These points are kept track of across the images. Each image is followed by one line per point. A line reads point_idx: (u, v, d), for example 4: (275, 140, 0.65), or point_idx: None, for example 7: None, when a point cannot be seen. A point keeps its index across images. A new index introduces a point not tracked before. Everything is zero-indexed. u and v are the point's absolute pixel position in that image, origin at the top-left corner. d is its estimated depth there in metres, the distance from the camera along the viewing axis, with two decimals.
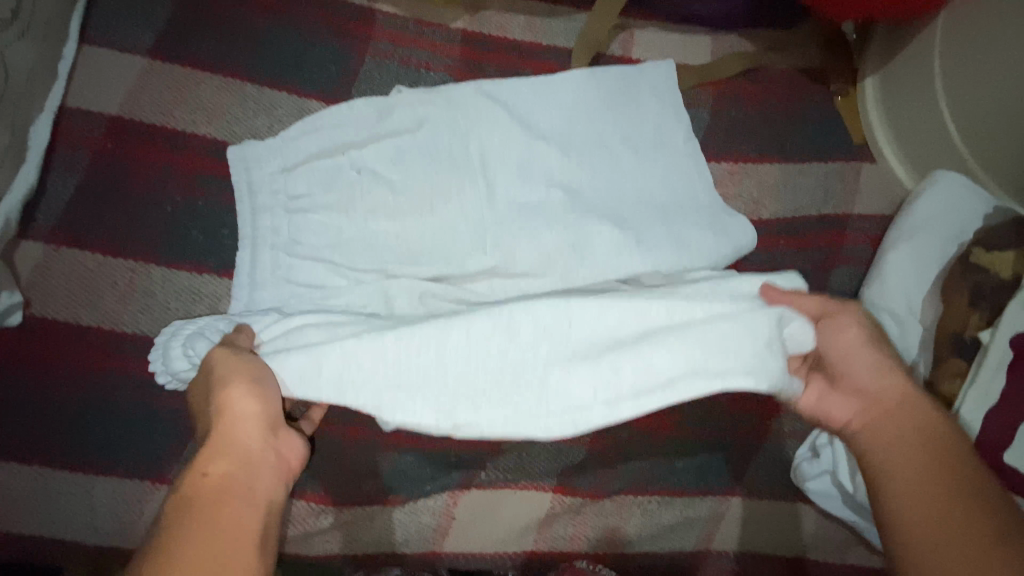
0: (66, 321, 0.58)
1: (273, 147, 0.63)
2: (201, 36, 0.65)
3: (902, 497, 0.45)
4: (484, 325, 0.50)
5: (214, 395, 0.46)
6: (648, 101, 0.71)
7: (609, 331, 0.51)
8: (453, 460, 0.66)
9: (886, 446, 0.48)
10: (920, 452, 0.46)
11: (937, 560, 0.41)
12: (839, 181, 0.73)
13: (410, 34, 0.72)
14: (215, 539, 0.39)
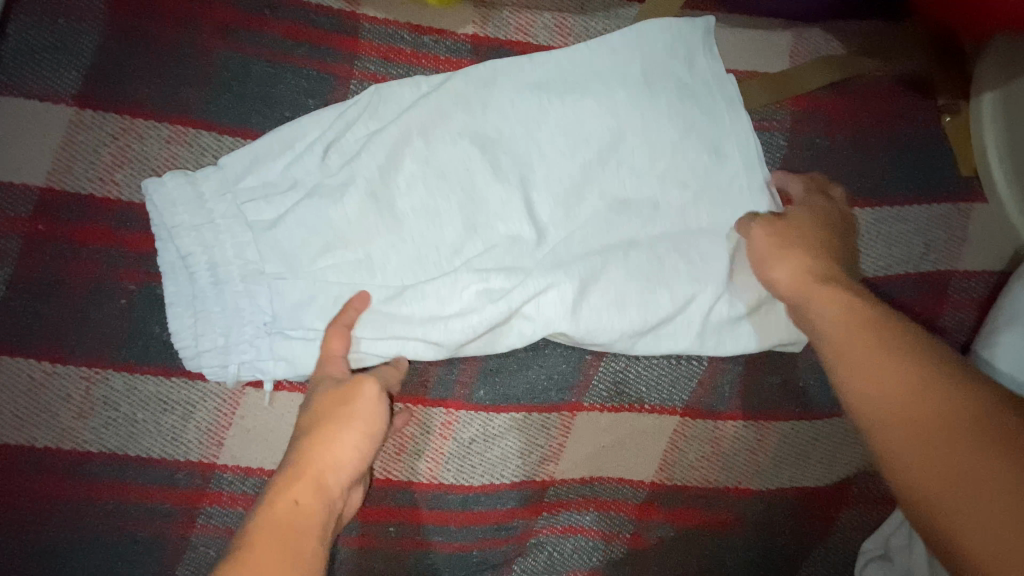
0: (15, 445, 0.49)
1: (228, 208, 0.50)
2: (141, 71, 0.51)
3: (905, 432, 0.35)
4: (447, 172, 0.52)
5: (354, 393, 0.44)
6: (706, 116, 0.55)
7: (567, 168, 0.54)
8: (475, 561, 0.59)
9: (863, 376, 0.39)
10: (906, 376, 0.37)
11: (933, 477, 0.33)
12: (943, 228, 0.59)
13: (407, 46, 0.56)
14: (282, 552, 0.36)
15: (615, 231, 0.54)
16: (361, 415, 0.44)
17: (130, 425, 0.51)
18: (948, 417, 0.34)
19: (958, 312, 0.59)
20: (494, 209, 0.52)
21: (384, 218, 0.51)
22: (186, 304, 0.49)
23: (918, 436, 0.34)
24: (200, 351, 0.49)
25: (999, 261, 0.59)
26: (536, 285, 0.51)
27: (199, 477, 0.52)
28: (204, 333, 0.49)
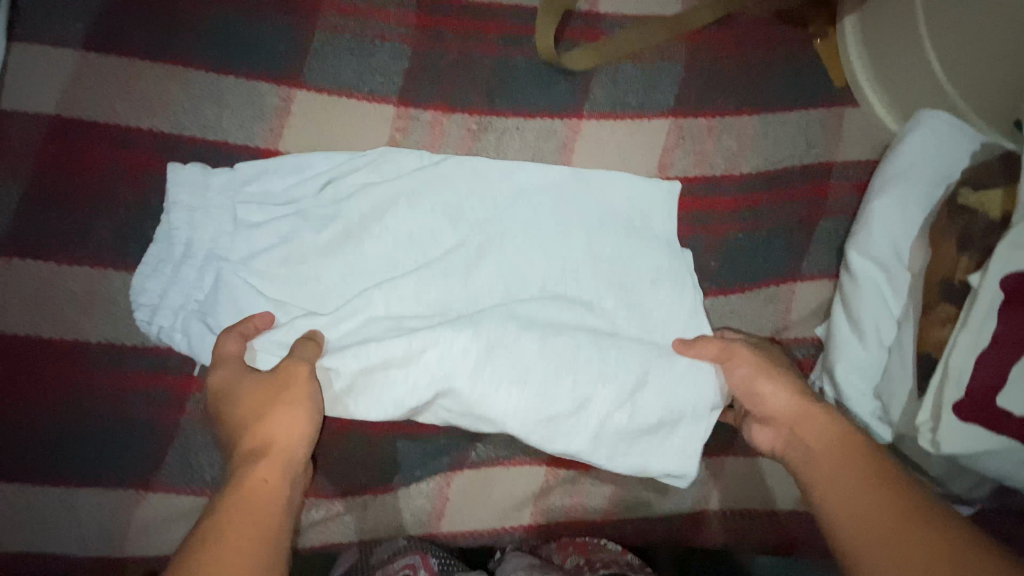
0: (25, 336, 0.56)
1: (224, 202, 0.59)
2: (138, 26, 0.62)
3: (856, 525, 0.44)
4: (416, 241, 0.61)
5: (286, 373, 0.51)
6: (644, 248, 0.64)
7: (518, 259, 0.62)
8: (443, 443, 0.65)
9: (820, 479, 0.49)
10: (855, 484, 0.47)
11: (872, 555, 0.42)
12: (818, 130, 0.70)
13: (361, 4, 0.67)
14: (247, 525, 0.40)
15: (541, 325, 0.60)
16: (297, 396, 0.50)
17: (126, 317, 0.58)
18: (888, 510, 0.43)
19: (843, 196, 0.69)
20: (443, 256, 0.61)
21: (347, 256, 0.60)
22: (161, 262, 0.58)
23: (862, 506, 0.45)
24: (158, 313, 0.57)
25: (872, 151, 0.70)
26: (442, 327, 0.58)
27: (189, 364, 0.58)
28: (175, 292, 0.57)
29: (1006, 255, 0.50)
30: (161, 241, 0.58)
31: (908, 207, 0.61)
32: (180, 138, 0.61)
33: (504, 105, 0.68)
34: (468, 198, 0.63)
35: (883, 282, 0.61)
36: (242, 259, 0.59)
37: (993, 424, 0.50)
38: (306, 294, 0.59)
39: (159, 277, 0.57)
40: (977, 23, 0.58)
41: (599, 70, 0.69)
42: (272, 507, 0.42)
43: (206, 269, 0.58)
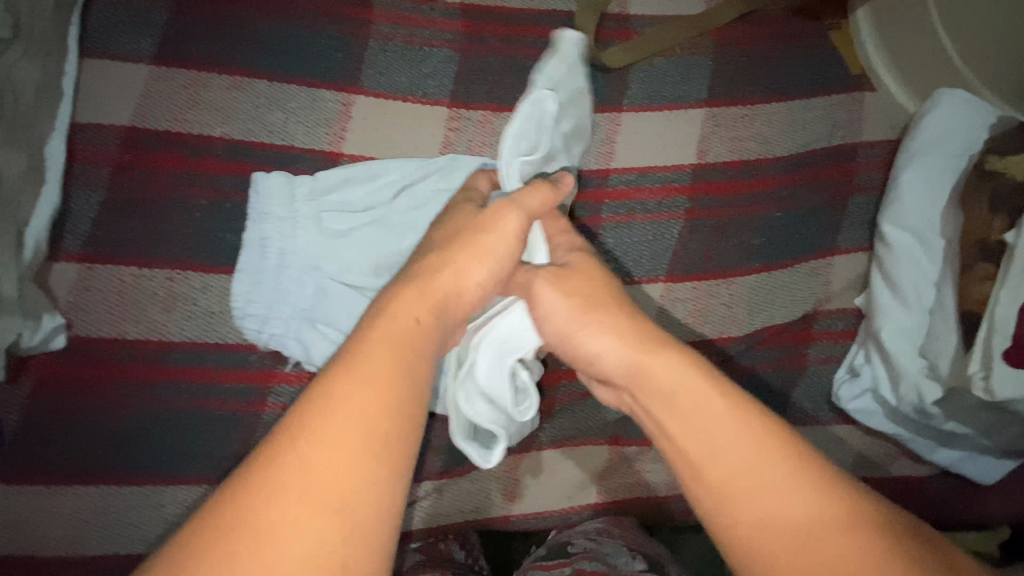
0: (111, 339, 0.58)
1: (311, 210, 0.60)
2: (202, 40, 0.65)
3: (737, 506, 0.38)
4: None
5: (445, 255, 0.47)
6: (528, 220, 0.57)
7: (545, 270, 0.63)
8: None
9: (696, 439, 0.42)
10: (738, 436, 0.40)
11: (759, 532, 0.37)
12: (843, 113, 0.74)
13: (410, 15, 0.71)
14: (351, 418, 0.34)
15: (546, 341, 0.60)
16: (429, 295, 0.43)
17: (207, 316, 0.60)
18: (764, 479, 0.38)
19: (870, 174, 0.73)
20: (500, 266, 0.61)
21: None
22: (251, 275, 0.59)
23: (749, 477, 0.39)
24: (270, 322, 0.59)
25: (893, 131, 0.74)
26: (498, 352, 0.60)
27: (269, 360, 0.61)
28: (271, 309, 0.60)
29: None
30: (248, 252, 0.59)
31: (934, 179, 0.66)
32: (247, 143, 0.63)
33: None
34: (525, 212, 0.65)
35: (918, 250, 0.65)
36: (337, 270, 0.61)
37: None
38: None
39: (258, 288, 0.60)
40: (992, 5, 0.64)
41: (635, 65, 0.73)
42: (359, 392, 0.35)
43: (302, 290, 0.60)
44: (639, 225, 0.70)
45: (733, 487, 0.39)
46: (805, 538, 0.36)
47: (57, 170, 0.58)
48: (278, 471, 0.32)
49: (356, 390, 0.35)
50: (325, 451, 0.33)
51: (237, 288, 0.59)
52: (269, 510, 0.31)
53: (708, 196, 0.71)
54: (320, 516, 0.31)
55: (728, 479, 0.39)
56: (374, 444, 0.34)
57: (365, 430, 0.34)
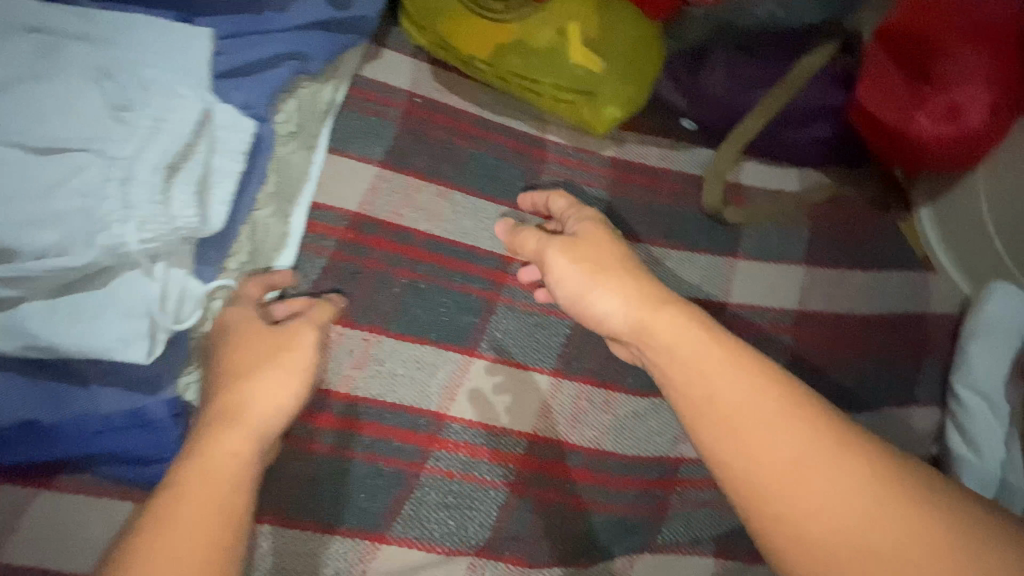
0: (312, 386, 0.66)
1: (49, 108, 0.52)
2: (419, 154, 0.80)
3: (784, 472, 0.44)
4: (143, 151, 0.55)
5: (226, 445, 0.49)
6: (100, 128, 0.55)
7: None
8: (631, 524, 0.72)
9: (730, 416, 0.47)
10: (767, 401, 0.46)
11: (807, 500, 0.42)
12: (915, 289, 0.89)
13: (574, 159, 0.88)
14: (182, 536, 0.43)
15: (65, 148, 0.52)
16: (246, 404, 0.52)
17: (391, 376, 0.69)
18: (806, 445, 0.44)
19: (937, 341, 0.87)
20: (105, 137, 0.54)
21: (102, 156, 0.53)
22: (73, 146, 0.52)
23: (768, 439, 0.45)
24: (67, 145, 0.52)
25: (955, 309, 0.89)
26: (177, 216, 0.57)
27: (436, 425, 0.69)
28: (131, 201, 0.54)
29: None
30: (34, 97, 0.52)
31: (996, 354, 0.80)
32: (445, 240, 0.76)
33: (676, 242, 0.87)
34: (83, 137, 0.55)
35: (988, 411, 0.77)
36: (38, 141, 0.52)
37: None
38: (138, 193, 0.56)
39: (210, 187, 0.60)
40: None
41: (749, 224, 0.89)
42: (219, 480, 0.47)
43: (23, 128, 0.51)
44: None
45: (737, 416, 0.46)
46: (792, 471, 0.43)
47: (297, 240, 0.69)
48: (170, 519, 0.44)
49: (231, 441, 0.49)
50: (188, 495, 0.45)
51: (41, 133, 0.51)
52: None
53: (808, 339, 0.84)
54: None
55: (751, 465, 0.45)
56: (210, 520, 0.44)
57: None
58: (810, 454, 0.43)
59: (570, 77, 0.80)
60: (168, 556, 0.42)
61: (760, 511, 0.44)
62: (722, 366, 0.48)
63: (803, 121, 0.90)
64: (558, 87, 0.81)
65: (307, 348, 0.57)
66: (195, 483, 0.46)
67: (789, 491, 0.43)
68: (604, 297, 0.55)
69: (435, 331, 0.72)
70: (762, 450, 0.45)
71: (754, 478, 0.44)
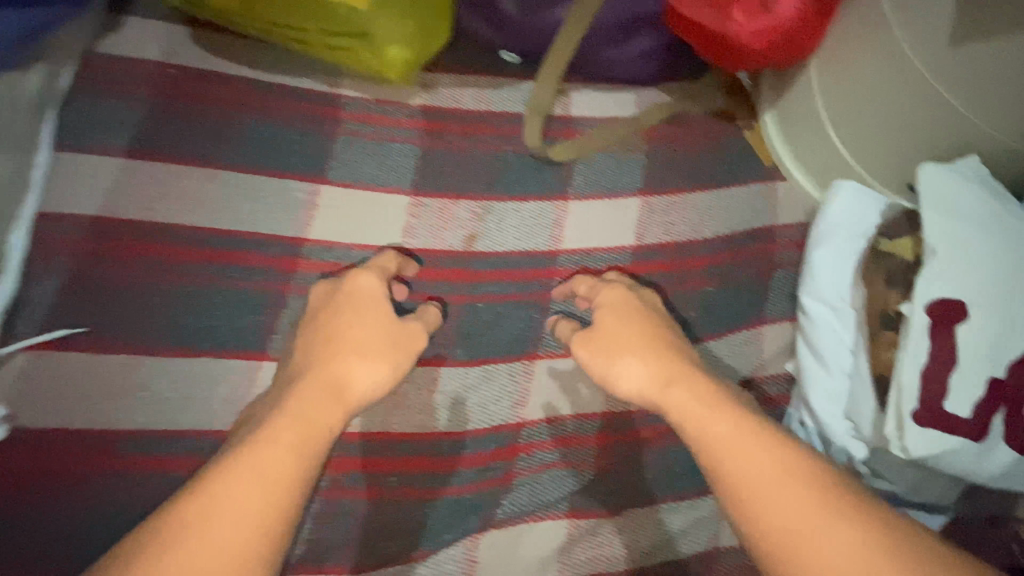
0: (67, 425, 0.61)
1: None
2: (178, 137, 0.70)
3: (736, 466, 0.52)
4: None
5: (258, 450, 0.51)
6: None
7: None
8: (470, 505, 0.68)
9: (704, 427, 0.56)
10: (722, 412, 0.56)
11: (754, 492, 0.50)
12: (762, 200, 0.84)
13: (376, 113, 0.78)
14: (193, 554, 0.44)
15: None
16: (336, 397, 0.57)
17: (161, 398, 0.64)
18: (737, 444, 0.53)
19: (787, 252, 0.83)
20: None
21: None
22: None
23: (727, 437, 0.54)
24: None
25: (804, 215, 0.85)
26: None
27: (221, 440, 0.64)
28: None
29: (924, 289, 0.62)
30: None
31: (842, 258, 0.74)
32: (216, 231, 0.68)
33: (502, 191, 0.79)
34: None
35: (834, 319, 0.73)
36: None
37: (947, 427, 0.59)
38: None
39: None
40: (878, 119, 0.73)
41: (577, 159, 0.83)
42: (247, 477, 0.49)
43: None
44: (588, 301, 0.77)
45: (724, 446, 0.54)
46: (783, 469, 0.51)
47: (18, 267, 0.62)
48: (240, 468, 0.49)
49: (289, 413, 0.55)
50: (269, 453, 0.50)
51: None
52: (221, 518, 0.46)
53: (648, 275, 0.79)
54: (196, 519, 0.45)
55: (736, 473, 0.52)
56: (298, 475, 0.50)
57: (260, 517, 0.47)
58: (743, 438, 0.54)
59: (334, 18, 0.69)
60: (227, 496, 0.47)
61: (738, 507, 0.51)
62: (722, 415, 0.56)
63: (623, 34, 0.81)
64: (325, 32, 0.70)
65: (405, 326, 0.65)
66: (281, 447, 0.51)
67: (740, 476, 0.52)
68: (629, 365, 0.63)
69: (209, 336, 0.66)
70: (734, 455, 0.53)
71: (745, 476, 0.51)
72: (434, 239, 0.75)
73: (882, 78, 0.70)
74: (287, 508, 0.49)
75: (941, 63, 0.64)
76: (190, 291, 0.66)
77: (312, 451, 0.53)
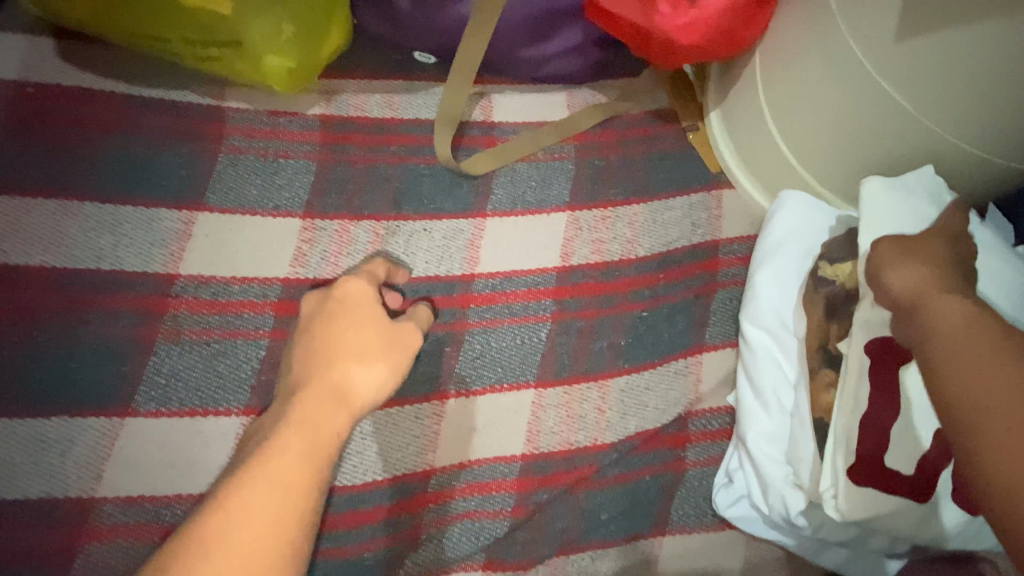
0: None
1: None
2: (29, 162, 0.61)
3: (977, 369, 0.47)
4: None
5: (251, 470, 0.46)
6: None
7: None
8: (369, 562, 0.63)
9: (940, 335, 0.51)
10: (961, 330, 0.50)
11: (990, 397, 0.45)
12: (704, 213, 0.77)
13: (265, 126, 0.69)
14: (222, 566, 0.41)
15: None
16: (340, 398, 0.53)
17: (7, 466, 0.54)
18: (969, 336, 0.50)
19: (732, 269, 0.75)
20: None
21: None
22: None
23: (974, 348, 0.48)
24: None
25: (752, 227, 0.77)
26: None
27: (78, 512, 0.54)
28: None
29: None
30: None
31: (785, 280, 0.67)
32: (72, 270, 0.59)
33: (411, 210, 0.71)
34: None
35: (776, 350, 0.65)
36: None
37: (887, 485, 0.55)
38: None
39: None
40: (825, 120, 0.65)
41: (498, 171, 0.75)
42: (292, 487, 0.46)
43: None
44: (506, 330, 0.70)
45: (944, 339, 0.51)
46: (989, 392, 0.45)
47: None
48: (257, 471, 0.46)
49: (319, 410, 0.52)
50: (287, 459, 0.48)
51: None
52: (240, 517, 0.44)
53: (575, 299, 0.72)
54: (223, 524, 0.43)
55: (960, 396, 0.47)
56: (311, 485, 0.47)
57: (275, 527, 0.44)
58: (985, 360, 0.47)
59: (197, 25, 0.62)
60: (245, 510, 0.44)
61: (963, 417, 0.46)
62: (939, 305, 0.53)
63: (545, 32, 0.72)
64: (191, 42, 0.63)
65: (410, 329, 0.60)
66: (299, 459, 0.48)
67: (942, 375, 0.49)
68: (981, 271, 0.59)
69: (67, 394, 0.57)
70: (974, 361, 0.48)
71: (954, 389, 0.48)
72: (329, 268, 0.67)
73: (827, 72, 0.61)
74: (300, 516, 0.46)
75: (885, 63, 0.56)
76: (48, 343, 0.57)
77: (326, 453, 0.50)
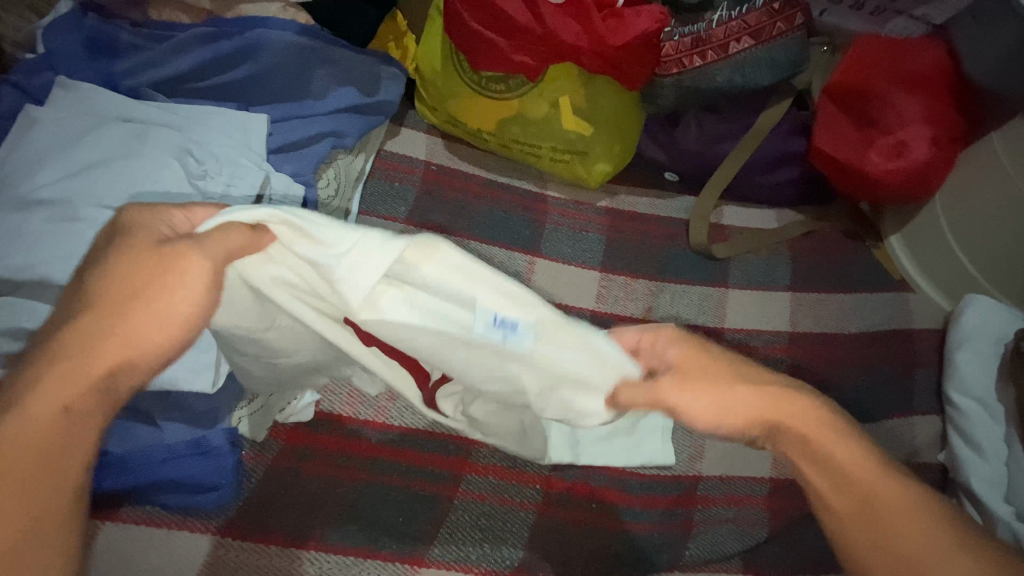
0: (351, 417, 0.73)
1: (100, 155, 0.65)
2: (435, 213, 0.93)
3: (893, 546, 0.46)
4: (159, 171, 0.65)
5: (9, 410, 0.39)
6: (146, 154, 0.66)
7: (50, 182, 0.64)
8: (659, 541, 0.73)
9: (858, 492, 0.47)
10: (879, 486, 0.47)
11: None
12: (895, 307, 0.97)
13: (575, 209, 0.99)
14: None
15: (128, 153, 0.66)
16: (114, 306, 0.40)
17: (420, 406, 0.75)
18: (928, 535, 0.46)
19: (927, 353, 0.93)
20: (116, 179, 0.64)
21: (121, 166, 0.65)
22: (101, 166, 0.64)
23: (907, 520, 0.46)
24: (93, 190, 0.63)
25: (937, 323, 0.96)
26: None
27: (465, 449, 0.74)
28: None
29: None
30: (84, 142, 0.66)
31: (983, 360, 0.85)
32: None
33: (674, 276, 0.96)
34: (133, 169, 0.65)
35: (983, 414, 0.83)
36: (89, 196, 0.63)
37: None
38: (118, 189, 0.64)
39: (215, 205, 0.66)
40: (998, 244, 0.88)
41: (733, 258, 0.99)
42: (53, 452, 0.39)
43: (81, 184, 0.63)
44: None
45: (893, 520, 0.46)
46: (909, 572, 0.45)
47: None
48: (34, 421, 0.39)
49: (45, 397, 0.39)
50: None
51: (90, 174, 0.64)
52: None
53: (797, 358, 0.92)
54: (41, 460, 0.39)
55: (897, 562, 0.45)
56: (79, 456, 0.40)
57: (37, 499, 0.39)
58: (911, 522, 0.46)
59: (564, 140, 0.93)
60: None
61: None
62: (865, 470, 0.48)
63: (774, 167, 1.01)
64: (554, 150, 0.94)
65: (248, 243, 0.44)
66: (93, 431, 0.41)
67: (859, 536, 0.47)
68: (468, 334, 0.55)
69: None
70: (883, 526, 0.46)
71: (861, 539, 0.47)
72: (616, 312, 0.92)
73: (1001, 213, 0.86)
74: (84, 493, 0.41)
75: None
76: None
77: (79, 444, 0.40)
